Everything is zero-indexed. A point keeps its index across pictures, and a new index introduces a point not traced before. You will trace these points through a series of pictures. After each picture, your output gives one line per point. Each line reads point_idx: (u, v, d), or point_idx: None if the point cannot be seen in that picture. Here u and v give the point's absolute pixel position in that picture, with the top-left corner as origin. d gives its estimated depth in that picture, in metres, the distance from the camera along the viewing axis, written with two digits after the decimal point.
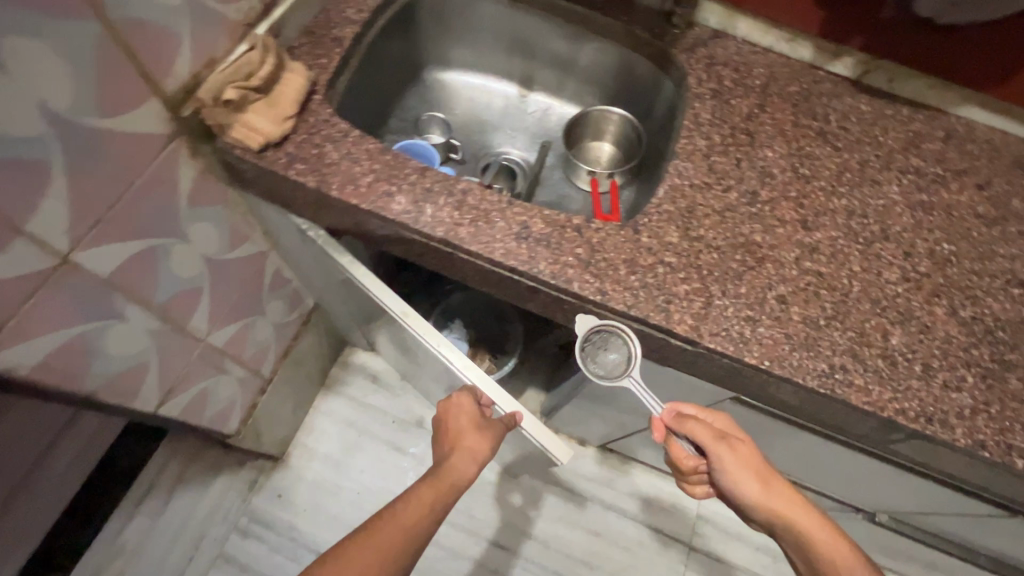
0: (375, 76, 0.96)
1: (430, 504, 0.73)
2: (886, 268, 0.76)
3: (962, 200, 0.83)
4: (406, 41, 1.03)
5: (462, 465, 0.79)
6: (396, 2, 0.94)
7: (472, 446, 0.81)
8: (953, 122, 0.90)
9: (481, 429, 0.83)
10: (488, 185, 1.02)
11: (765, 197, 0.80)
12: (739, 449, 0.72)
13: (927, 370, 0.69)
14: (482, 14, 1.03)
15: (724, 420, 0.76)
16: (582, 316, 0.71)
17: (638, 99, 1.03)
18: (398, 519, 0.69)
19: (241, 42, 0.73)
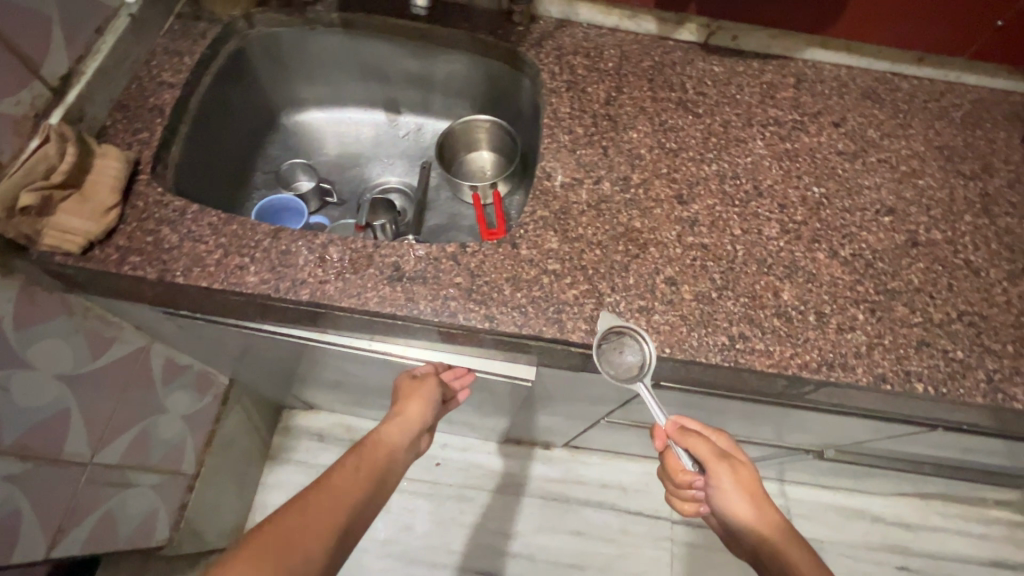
0: (218, 135, 0.89)
1: (362, 470, 0.62)
2: (765, 225, 0.76)
3: (823, 141, 0.84)
4: (246, 90, 0.95)
5: (395, 432, 0.71)
6: (221, 53, 0.87)
7: (405, 412, 0.73)
8: (802, 67, 0.92)
9: (416, 388, 0.76)
10: (368, 225, 0.97)
11: (637, 179, 0.78)
12: (739, 471, 0.69)
13: (820, 318, 0.70)
14: (322, 47, 0.97)
15: (728, 440, 0.73)
16: (604, 315, 0.67)
17: (503, 102, 1.01)
18: (327, 489, 0.57)
19: (31, 137, 0.65)
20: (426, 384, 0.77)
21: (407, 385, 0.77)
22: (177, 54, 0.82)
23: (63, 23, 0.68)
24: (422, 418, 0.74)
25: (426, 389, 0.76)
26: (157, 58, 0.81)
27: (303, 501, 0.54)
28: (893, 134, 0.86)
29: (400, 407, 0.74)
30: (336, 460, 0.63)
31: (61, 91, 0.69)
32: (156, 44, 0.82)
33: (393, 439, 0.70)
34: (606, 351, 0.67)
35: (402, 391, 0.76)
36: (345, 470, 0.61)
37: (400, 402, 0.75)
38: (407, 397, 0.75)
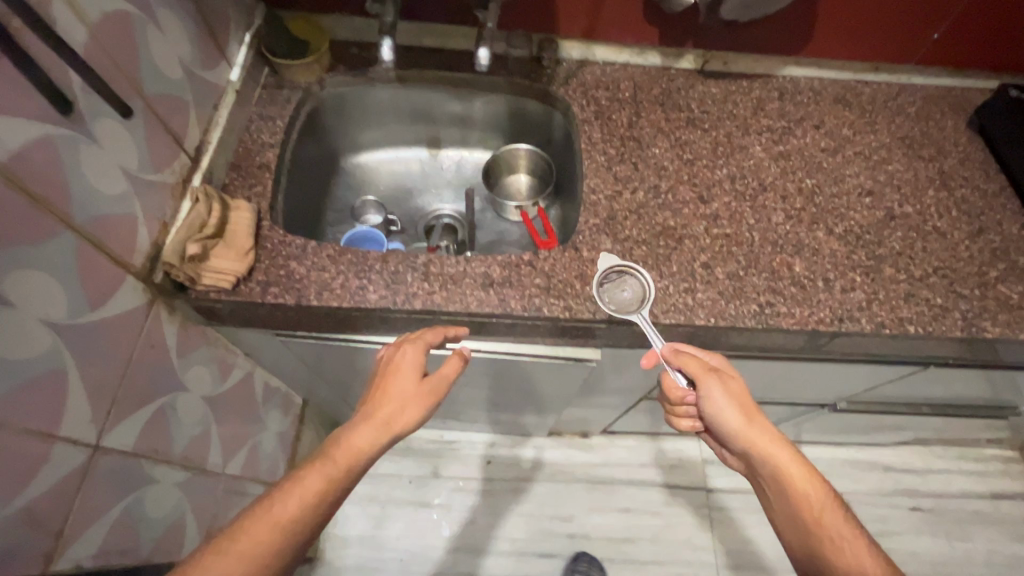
0: (301, 182, 1.04)
1: (319, 493, 0.65)
2: (773, 214, 0.94)
3: (808, 141, 1.03)
4: (316, 142, 1.11)
5: (369, 438, 0.70)
6: (301, 113, 1.03)
7: (387, 421, 0.72)
8: (783, 82, 1.11)
9: (416, 389, 0.75)
10: (435, 247, 1.13)
11: (666, 186, 0.95)
12: (729, 384, 0.80)
13: (827, 283, 0.87)
14: (378, 99, 1.13)
15: (720, 357, 0.82)
16: (605, 255, 0.86)
17: (535, 132, 1.17)
18: (268, 523, 0.62)
19: (182, 199, 0.80)
20: (421, 395, 0.74)
21: (406, 383, 0.75)
22: (270, 118, 0.97)
23: (195, 103, 0.83)
24: (408, 423, 0.73)
25: (420, 400, 0.74)
26: (255, 124, 0.96)
27: (245, 535, 0.61)
28: (863, 131, 1.05)
29: (382, 416, 0.72)
30: (298, 473, 0.66)
31: (196, 158, 0.84)
32: (251, 111, 0.97)
33: (362, 450, 0.70)
34: (608, 286, 0.85)
35: (399, 389, 0.74)
36: (302, 492, 0.65)
37: (389, 405, 0.73)
38: (403, 395, 0.74)
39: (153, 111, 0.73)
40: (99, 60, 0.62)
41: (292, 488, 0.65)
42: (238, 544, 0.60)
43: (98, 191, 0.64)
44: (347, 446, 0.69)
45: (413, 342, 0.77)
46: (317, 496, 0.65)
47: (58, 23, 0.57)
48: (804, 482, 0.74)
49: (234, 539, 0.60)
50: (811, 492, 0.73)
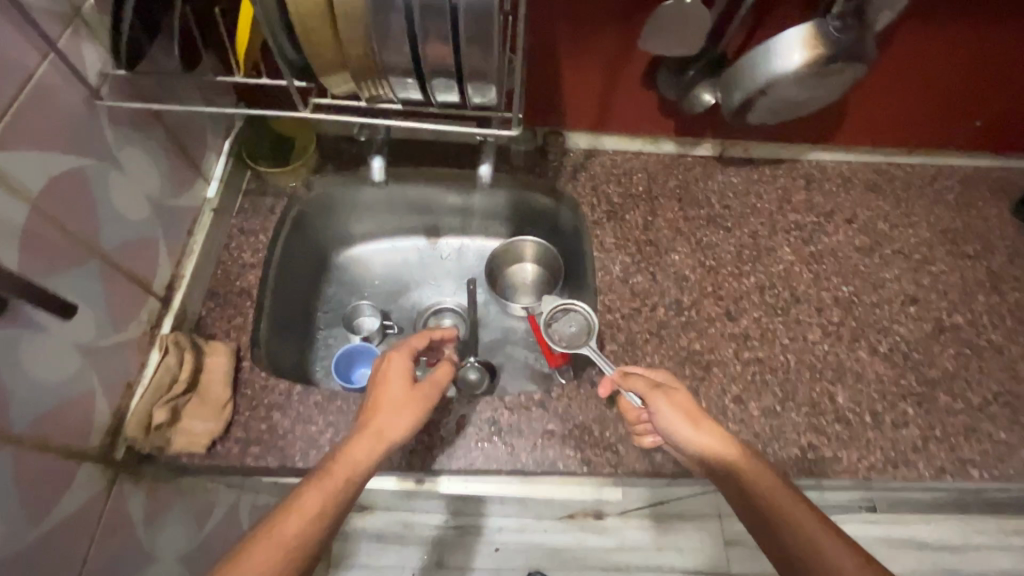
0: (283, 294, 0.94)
1: (323, 512, 0.55)
2: (809, 330, 0.84)
3: (842, 240, 0.94)
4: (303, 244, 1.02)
5: (368, 449, 0.61)
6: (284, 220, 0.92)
7: (384, 429, 0.63)
8: (809, 168, 1.02)
9: (408, 396, 0.66)
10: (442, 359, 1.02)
11: (689, 301, 0.86)
12: (677, 397, 0.67)
13: (876, 417, 0.77)
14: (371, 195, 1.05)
15: (667, 371, 0.71)
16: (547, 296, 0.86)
17: (541, 221, 1.08)
18: (272, 551, 0.51)
19: (150, 350, 0.71)
20: (417, 400, 0.66)
21: (398, 390, 0.66)
22: (252, 232, 0.88)
23: (165, 237, 0.74)
24: (405, 433, 0.65)
25: (415, 406, 0.66)
26: (235, 241, 0.87)
27: (245, 567, 0.50)
28: (901, 224, 0.96)
29: (377, 425, 0.63)
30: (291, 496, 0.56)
31: (167, 297, 0.75)
32: (231, 226, 0.88)
33: (364, 463, 0.60)
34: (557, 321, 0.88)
35: (392, 396, 0.66)
36: (302, 511, 0.54)
37: (383, 413, 0.64)
38: (396, 403, 0.65)
39: (113, 265, 0.64)
40: (43, 234, 0.54)
41: (289, 510, 0.54)
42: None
43: (42, 384, 0.55)
44: (347, 460, 0.59)
45: (398, 351, 0.70)
46: (321, 517, 0.55)
47: None
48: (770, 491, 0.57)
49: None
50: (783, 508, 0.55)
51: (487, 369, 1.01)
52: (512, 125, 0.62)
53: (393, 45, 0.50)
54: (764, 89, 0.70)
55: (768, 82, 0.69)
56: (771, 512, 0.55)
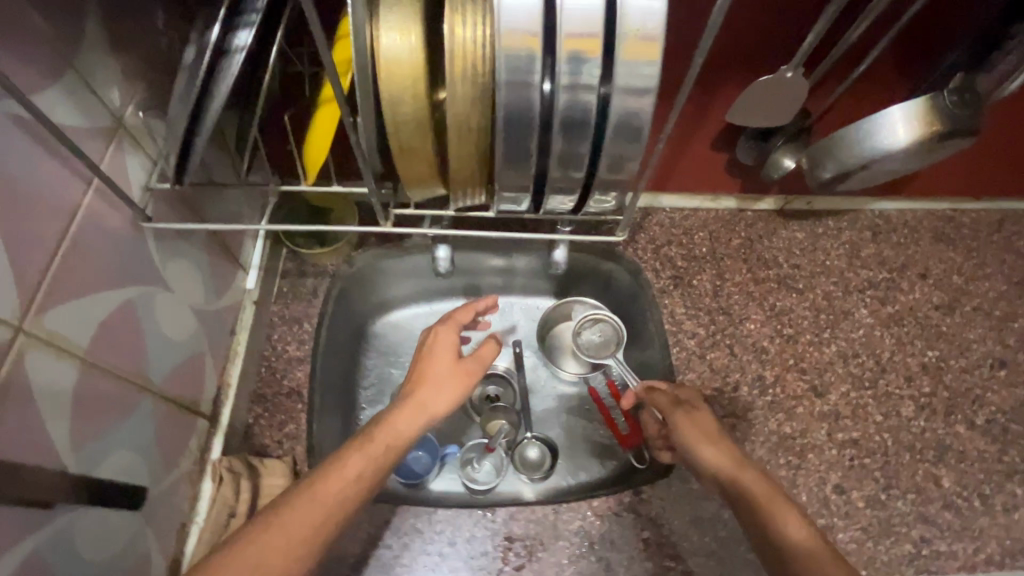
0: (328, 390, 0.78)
1: (360, 481, 0.50)
2: (901, 404, 0.79)
3: (918, 297, 0.89)
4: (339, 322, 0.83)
5: (412, 421, 0.56)
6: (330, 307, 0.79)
7: (429, 400, 0.58)
8: (873, 219, 0.95)
9: (454, 370, 0.60)
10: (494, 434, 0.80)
11: (771, 377, 0.81)
12: (696, 415, 0.65)
13: (986, 502, 0.74)
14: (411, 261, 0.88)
15: (694, 389, 0.69)
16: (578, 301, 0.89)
17: (598, 276, 0.89)
18: (313, 510, 0.48)
19: (202, 480, 0.63)
20: (465, 373, 0.60)
21: (444, 363, 0.60)
22: (295, 320, 0.81)
23: (210, 347, 0.67)
24: (450, 408, 0.59)
25: (461, 380, 0.60)
26: (278, 331, 0.80)
27: (283, 524, 0.47)
28: (976, 277, 0.91)
29: (421, 395, 0.58)
30: (332, 459, 0.51)
31: (214, 413, 0.67)
32: (272, 314, 0.81)
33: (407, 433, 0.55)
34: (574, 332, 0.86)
35: (437, 368, 0.60)
36: (339, 475, 0.50)
37: (428, 385, 0.59)
38: (442, 376, 0.59)
39: (163, 398, 0.56)
40: (97, 388, 0.47)
41: (330, 469, 0.50)
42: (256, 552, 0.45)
43: (97, 566, 0.47)
44: (390, 428, 0.54)
45: (447, 323, 0.64)
46: (360, 483, 0.50)
47: (35, 388, 0.41)
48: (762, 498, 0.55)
49: (259, 536, 0.45)
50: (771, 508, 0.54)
51: (549, 446, 0.83)
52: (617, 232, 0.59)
53: (515, 165, 0.41)
54: (867, 163, 0.65)
55: (872, 157, 0.64)
56: (757, 512, 0.54)
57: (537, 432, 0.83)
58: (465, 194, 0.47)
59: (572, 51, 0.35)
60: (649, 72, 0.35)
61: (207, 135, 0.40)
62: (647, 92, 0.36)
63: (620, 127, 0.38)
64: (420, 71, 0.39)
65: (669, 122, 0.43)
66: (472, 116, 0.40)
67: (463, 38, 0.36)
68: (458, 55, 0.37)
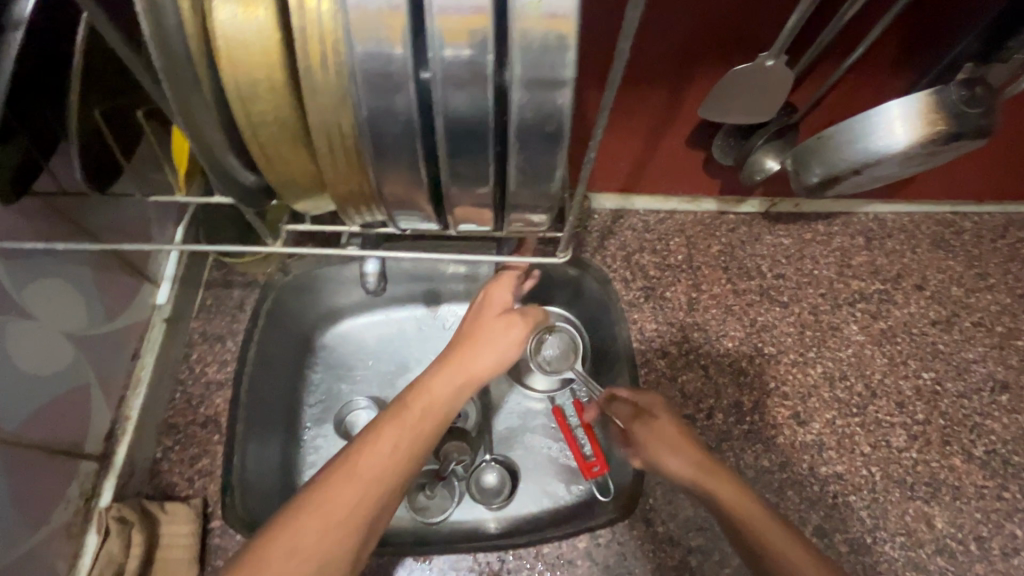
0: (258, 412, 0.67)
1: (399, 449, 0.48)
2: (891, 433, 0.72)
3: (913, 312, 0.80)
4: (276, 333, 0.72)
5: (451, 384, 0.53)
6: (257, 322, 0.69)
7: (471, 362, 0.55)
8: (865, 222, 0.87)
9: (496, 330, 0.58)
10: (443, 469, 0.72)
11: (749, 403, 0.73)
12: (661, 429, 0.59)
13: (982, 545, 0.67)
14: (353, 270, 0.74)
15: (653, 397, 0.63)
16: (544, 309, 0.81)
17: (559, 285, 0.80)
18: (353, 485, 0.45)
19: (87, 532, 0.57)
20: (504, 333, 0.58)
21: (487, 325, 0.58)
22: (217, 338, 0.70)
23: (102, 376, 0.60)
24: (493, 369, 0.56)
25: (502, 340, 0.57)
26: (197, 350, 0.69)
27: (322, 503, 0.45)
28: (977, 288, 0.82)
29: (463, 355, 0.55)
30: (374, 427, 0.49)
31: (106, 452, 0.60)
32: (191, 331, 0.70)
33: (448, 399, 0.53)
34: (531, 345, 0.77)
35: (478, 330, 0.57)
36: (380, 443, 0.48)
37: (468, 344, 0.56)
38: (487, 335, 0.57)
39: (22, 445, 0.49)
40: None
41: (366, 440, 0.48)
42: (299, 526, 0.44)
43: None
44: (428, 393, 0.52)
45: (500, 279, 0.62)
46: (399, 452, 0.48)
47: None
48: (752, 515, 0.52)
49: (305, 509, 0.44)
50: (760, 523, 0.51)
51: (509, 470, 0.75)
52: (559, 251, 0.49)
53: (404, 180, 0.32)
54: (861, 167, 0.56)
55: (863, 162, 0.56)
56: (746, 536, 0.51)
57: (498, 454, 0.76)
58: (359, 211, 0.37)
59: (447, 31, 0.26)
60: (561, 59, 0.26)
61: None
62: (560, 85, 0.27)
63: (527, 131, 0.28)
64: (273, 62, 0.30)
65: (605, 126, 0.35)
66: (343, 117, 0.30)
67: (318, 12, 0.27)
68: (310, 38, 0.27)
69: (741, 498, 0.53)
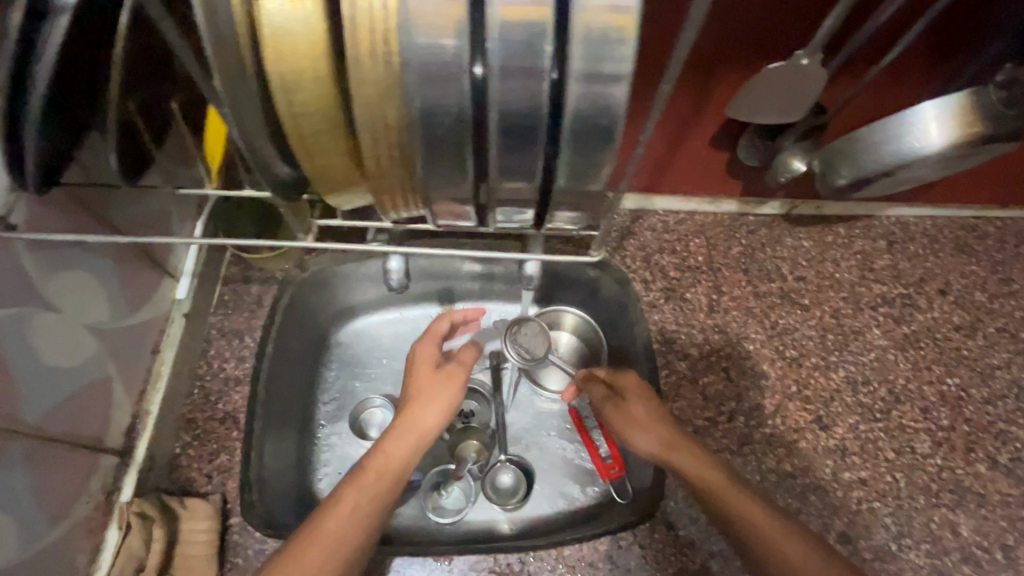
0: (275, 409, 0.67)
1: (356, 510, 0.52)
2: (915, 439, 0.71)
3: (937, 317, 0.79)
4: (294, 330, 0.71)
5: (401, 445, 0.57)
6: (275, 317, 0.68)
7: (419, 420, 0.58)
8: (887, 226, 0.86)
9: (435, 386, 0.61)
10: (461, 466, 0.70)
11: (770, 407, 0.72)
12: (629, 408, 0.64)
13: (1009, 554, 0.66)
14: (371, 267, 0.74)
15: (628, 377, 0.65)
16: (558, 310, 0.80)
17: (576, 287, 0.79)
18: (318, 548, 0.50)
19: (108, 527, 0.57)
20: (446, 385, 0.61)
21: (425, 380, 0.61)
22: (236, 333, 0.69)
23: (124, 370, 0.59)
24: (440, 423, 0.59)
25: (446, 394, 0.60)
26: (215, 345, 0.69)
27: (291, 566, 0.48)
28: (1001, 294, 0.81)
29: (412, 413, 0.59)
30: (331, 494, 0.53)
31: (127, 447, 0.60)
32: (209, 326, 0.70)
33: (402, 457, 0.56)
34: (512, 338, 0.72)
35: (418, 387, 0.61)
36: (337, 507, 0.52)
37: (411, 403, 0.59)
38: (430, 390, 0.60)
39: (45, 439, 0.49)
40: None
41: (327, 507, 0.52)
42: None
43: None
44: (381, 456, 0.56)
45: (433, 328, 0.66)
46: (357, 512, 0.52)
47: None
48: (712, 477, 0.58)
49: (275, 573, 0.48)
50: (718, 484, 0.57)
51: (524, 470, 0.74)
52: (592, 250, 0.49)
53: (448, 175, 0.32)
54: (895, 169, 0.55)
55: (900, 162, 0.54)
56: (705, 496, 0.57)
57: (513, 455, 0.75)
58: (396, 205, 0.36)
59: (507, 21, 0.25)
60: (620, 54, 0.25)
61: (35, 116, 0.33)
62: (617, 79, 0.26)
63: (581, 127, 0.28)
64: (319, 53, 0.29)
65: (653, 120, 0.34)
66: (387, 108, 0.29)
67: (369, 2, 0.27)
68: (361, 28, 0.27)
69: (699, 459, 0.59)
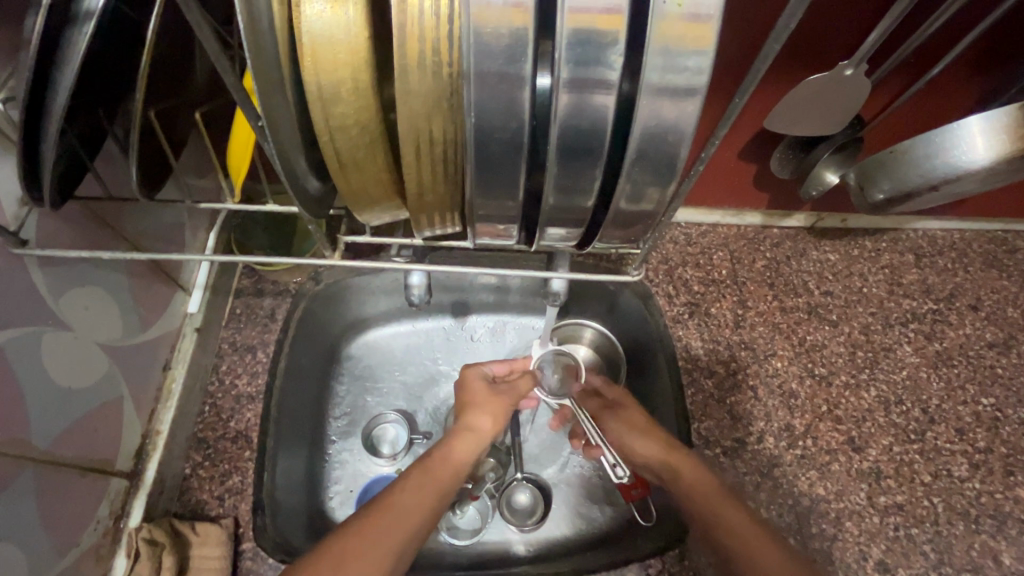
0: (289, 427, 0.64)
1: (427, 493, 0.52)
2: (952, 462, 0.68)
3: (969, 334, 0.77)
4: (308, 344, 0.69)
5: (465, 445, 0.58)
6: (289, 331, 0.65)
7: (478, 426, 0.61)
8: (914, 239, 0.84)
9: (491, 399, 0.63)
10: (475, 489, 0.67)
11: (801, 427, 0.70)
12: (635, 420, 0.64)
13: None
14: (386, 280, 0.71)
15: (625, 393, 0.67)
16: (574, 322, 0.76)
17: (598, 299, 0.75)
18: (388, 519, 0.49)
19: (116, 554, 0.54)
20: (500, 399, 0.64)
21: (479, 393, 0.63)
22: (247, 348, 0.67)
23: (134, 389, 0.57)
24: (494, 429, 0.62)
25: (500, 404, 0.63)
26: (227, 361, 0.66)
27: (366, 535, 0.47)
28: None
29: (470, 420, 0.61)
30: (400, 476, 0.53)
31: (135, 469, 0.57)
32: (220, 341, 0.67)
33: (466, 457, 0.58)
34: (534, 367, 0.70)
35: (472, 398, 0.63)
36: (410, 486, 0.52)
37: (469, 413, 0.62)
38: (483, 400, 0.63)
39: (55, 464, 0.47)
40: None
41: (398, 485, 0.52)
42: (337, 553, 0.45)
43: None
44: (448, 451, 0.57)
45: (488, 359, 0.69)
46: (426, 496, 0.52)
47: None
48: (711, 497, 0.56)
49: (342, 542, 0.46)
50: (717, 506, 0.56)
51: (542, 489, 0.71)
52: (631, 270, 0.47)
53: (495, 192, 0.30)
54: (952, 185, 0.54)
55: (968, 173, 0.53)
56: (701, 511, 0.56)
57: (530, 472, 0.72)
58: (433, 222, 0.35)
59: (579, 30, 0.24)
60: (698, 70, 0.24)
61: (55, 126, 0.31)
62: (692, 95, 0.25)
63: (649, 145, 0.27)
64: (361, 62, 0.27)
65: (714, 137, 0.32)
66: (435, 123, 0.28)
67: (420, 7, 0.25)
68: (411, 36, 0.25)
69: (700, 475, 0.58)
